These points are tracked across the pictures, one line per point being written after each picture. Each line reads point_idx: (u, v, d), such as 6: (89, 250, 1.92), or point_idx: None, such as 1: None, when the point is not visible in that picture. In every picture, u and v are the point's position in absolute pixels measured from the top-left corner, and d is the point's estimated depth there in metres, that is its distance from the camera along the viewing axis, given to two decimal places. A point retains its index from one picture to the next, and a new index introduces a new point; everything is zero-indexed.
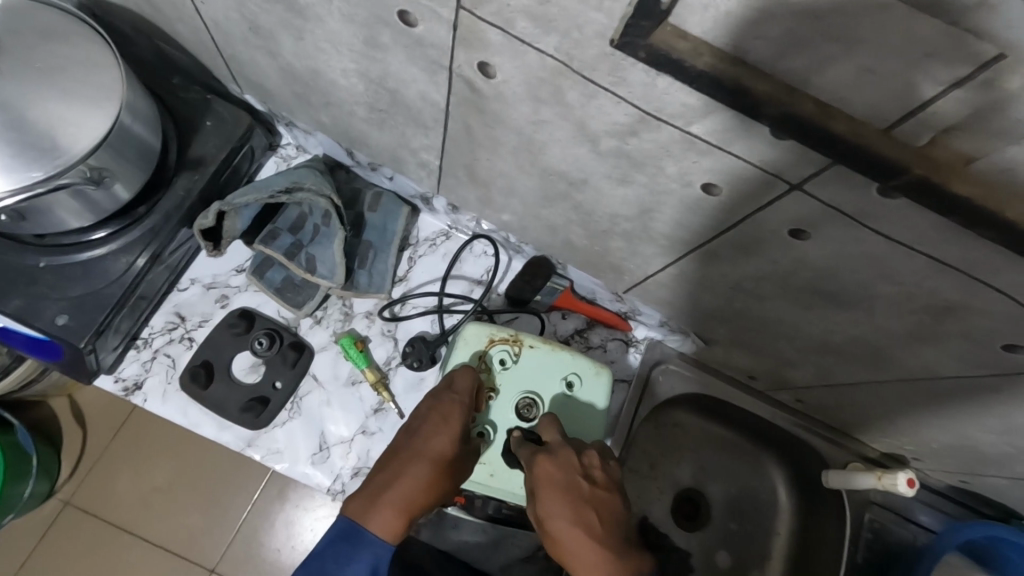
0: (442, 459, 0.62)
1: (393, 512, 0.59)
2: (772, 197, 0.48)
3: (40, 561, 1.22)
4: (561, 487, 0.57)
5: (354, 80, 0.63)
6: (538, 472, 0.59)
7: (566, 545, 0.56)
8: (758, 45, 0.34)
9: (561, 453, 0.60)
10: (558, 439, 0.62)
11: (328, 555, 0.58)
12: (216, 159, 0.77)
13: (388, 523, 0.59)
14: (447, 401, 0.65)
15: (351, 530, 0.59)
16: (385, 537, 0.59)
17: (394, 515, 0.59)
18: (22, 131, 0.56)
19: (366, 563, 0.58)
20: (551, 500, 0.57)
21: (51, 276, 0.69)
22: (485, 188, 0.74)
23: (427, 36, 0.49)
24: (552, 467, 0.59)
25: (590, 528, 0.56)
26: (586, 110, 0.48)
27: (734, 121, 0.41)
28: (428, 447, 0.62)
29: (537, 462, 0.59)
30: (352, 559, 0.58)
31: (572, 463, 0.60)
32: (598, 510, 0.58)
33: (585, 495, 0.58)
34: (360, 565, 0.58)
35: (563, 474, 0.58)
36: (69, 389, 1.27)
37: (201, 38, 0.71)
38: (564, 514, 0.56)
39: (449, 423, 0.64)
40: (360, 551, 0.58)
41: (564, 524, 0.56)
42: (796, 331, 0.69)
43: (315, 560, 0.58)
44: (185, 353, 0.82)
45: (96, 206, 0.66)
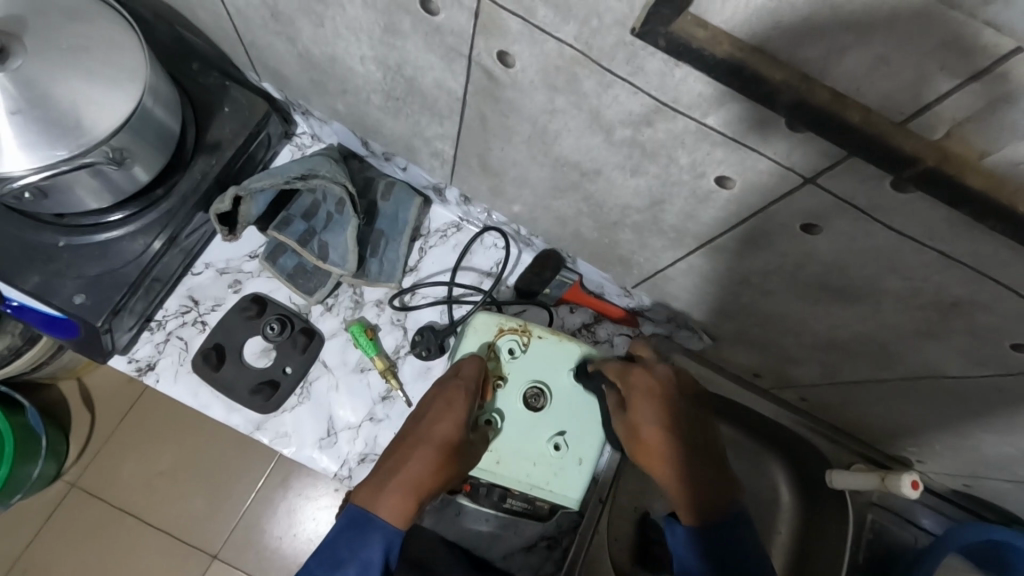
0: (447, 443, 0.64)
1: (400, 496, 0.61)
2: (784, 190, 0.48)
3: (46, 540, 1.23)
4: (656, 401, 0.65)
5: (371, 67, 0.63)
6: (637, 385, 0.66)
7: (653, 454, 0.63)
8: (776, 33, 0.35)
9: (657, 371, 0.67)
10: (652, 355, 0.68)
11: (337, 541, 0.60)
12: (233, 145, 0.78)
13: (395, 507, 0.61)
14: (452, 385, 0.66)
15: (361, 516, 0.61)
16: (394, 520, 0.61)
17: (401, 499, 0.61)
18: (48, 110, 0.57)
19: (377, 546, 0.60)
20: (644, 413, 0.64)
21: (68, 255, 0.71)
22: (497, 179, 0.75)
23: (447, 23, 0.50)
24: (650, 382, 0.66)
25: (676, 441, 0.63)
26: (601, 99, 0.49)
27: (748, 110, 0.42)
28: (434, 431, 0.64)
29: (633, 377, 0.66)
30: (360, 544, 0.60)
31: (668, 379, 0.67)
32: (691, 424, 0.65)
33: (679, 409, 0.65)
34: (371, 548, 0.59)
35: (656, 387, 0.66)
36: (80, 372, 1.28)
37: (222, 24, 0.72)
38: (657, 426, 0.63)
39: (455, 406, 0.65)
40: (371, 535, 0.60)
41: (656, 436, 0.63)
42: (802, 327, 0.70)
43: (326, 549, 0.60)
44: (198, 336, 0.83)
45: (116, 187, 0.67)
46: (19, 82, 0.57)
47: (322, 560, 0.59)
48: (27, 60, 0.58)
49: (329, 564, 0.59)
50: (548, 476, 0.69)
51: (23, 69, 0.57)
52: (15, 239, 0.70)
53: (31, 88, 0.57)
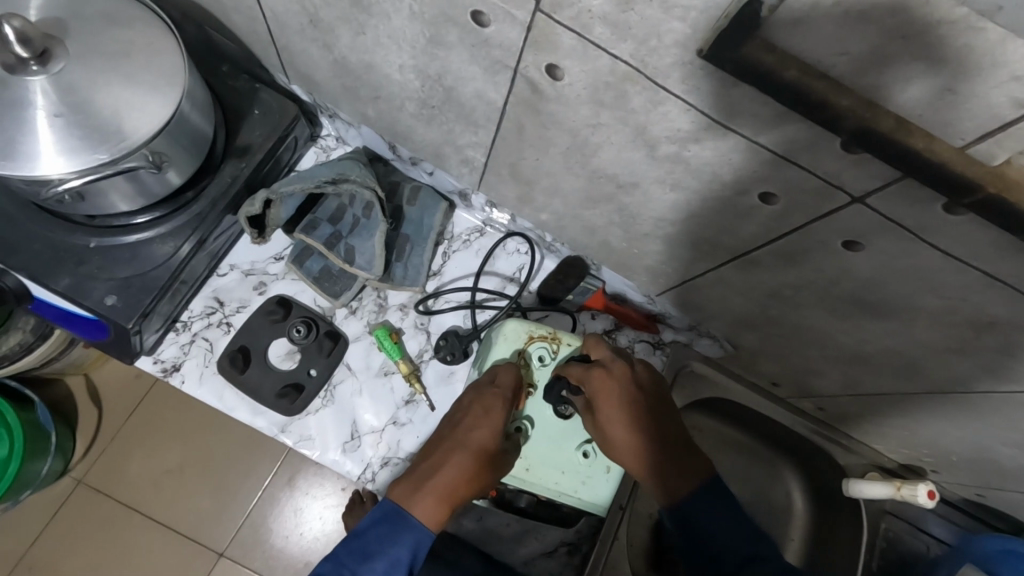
0: (484, 450, 0.64)
1: (434, 500, 0.62)
2: (829, 209, 0.49)
3: (54, 536, 1.23)
4: (619, 401, 0.64)
5: (410, 76, 0.64)
6: (597, 388, 0.65)
7: (624, 450, 0.64)
8: (841, 61, 0.35)
9: (614, 367, 0.66)
10: (613, 355, 0.67)
11: (369, 535, 0.60)
12: (263, 148, 0.78)
13: (430, 512, 0.61)
14: (489, 393, 0.66)
15: (394, 513, 0.61)
16: (430, 524, 0.61)
17: (438, 504, 0.61)
18: (89, 114, 0.57)
19: (407, 546, 0.60)
20: (609, 412, 0.64)
21: (97, 257, 0.70)
22: (527, 187, 0.75)
23: (495, 36, 0.50)
24: (609, 380, 0.65)
25: (643, 430, 0.63)
26: (649, 115, 0.49)
27: (804, 132, 0.42)
28: (471, 438, 0.65)
29: (593, 378, 0.65)
30: (392, 542, 0.59)
31: (627, 375, 0.66)
32: (652, 414, 0.65)
33: (638, 403, 0.65)
34: (402, 546, 0.59)
35: (620, 385, 0.65)
36: (87, 369, 1.28)
37: (256, 27, 0.72)
38: (623, 425, 0.63)
39: (492, 415, 0.65)
40: (402, 534, 0.60)
41: (621, 432, 0.63)
42: (829, 340, 0.70)
43: (357, 538, 0.60)
44: (223, 338, 0.83)
45: (149, 190, 0.67)
46: (61, 87, 0.57)
47: (351, 549, 0.60)
48: (69, 64, 0.58)
49: (357, 555, 0.59)
50: (577, 483, 0.70)
51: (64, 73, 0.57)
52: (46, 240, 0.70)
53: (72, 92, 0.57)
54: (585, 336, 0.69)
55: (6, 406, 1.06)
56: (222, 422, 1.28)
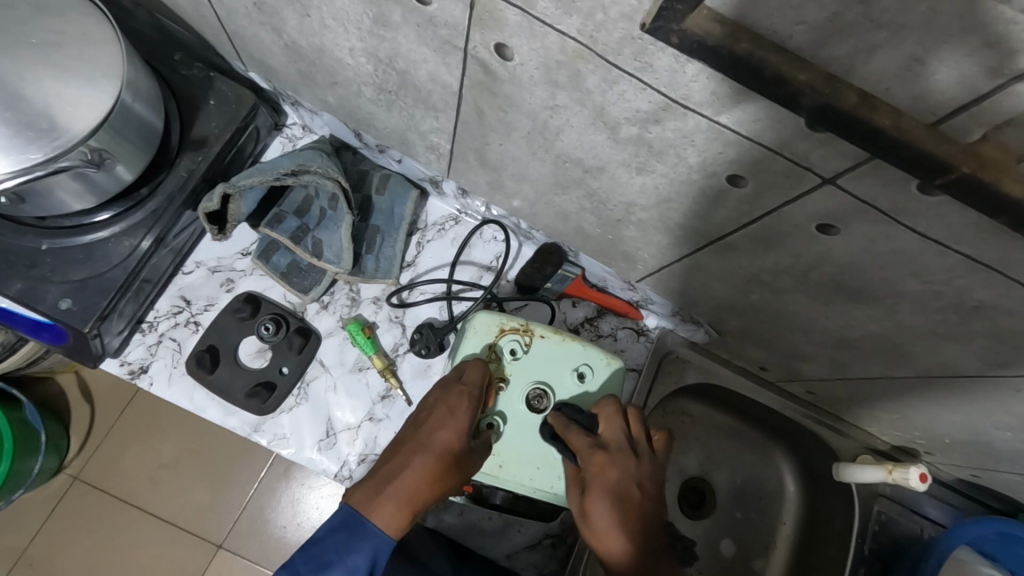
0: (448, 453, 0.63)
1: (395, 505, 0.61)
2: (801, 191, 0.46)
3: (45, 534, 1.23)
4: (610, 489, 0.61)
5: (362, 60, 0.60)
6: (593, 468, 0.62)
7: (609, 540, 0.60)
8: (798, 31, 0.32)
9: (619, 455, 0.63)
10: (622, 442, 0.64)
11: (327, 543, 0.59)
12: (220, 139, 0.75)
13: (391, 517, 0.61)
14: (455, 391, 0.64)
15: (352, 519, 0.61)
16: (391, 532, 0.61)
17: (399, 509, 0.61)
18: (20, 112, 0.54)
19: (366, 553, 0.59)
20: (599, 497, 0.61)
21: (51, 259, 0.68)
22: (495, 172, 0.72)
23: (440, 15, 0.47)
24: (608, 466, 0.62)
25: (631, 535, 0.60)
26: (606, 95, 0.46)
27: (766, 110, 0.39)
28: (435, 440, 0.63)
29: (592, 458, 0.63)
30: (349, 547, 0.59)
31: (628, 468, 0.63)
32: (647, 524, 0.61)
33: (632, 500, 0.61)
34: (360, 554, 0.59)
35: (619, 476, 0.62)
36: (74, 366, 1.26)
37: (203, 12, 0.68)
38: (610, 513, 0.61)
39: (458, 415, 0.64)
40: (359, 543, 0.60)
41: (608, 520, 0.61)
42: (813, 325, 0.68)
43: (315, 546, 0.59)
44: (191, 338, 0.81)
45: (99, 188, 0.65)
46: None
47: (308, 558, 0.59)
48: None
49: (313, 564, 0.58)
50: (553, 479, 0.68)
51: None
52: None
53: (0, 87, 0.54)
54: (604, 410, 0.66)
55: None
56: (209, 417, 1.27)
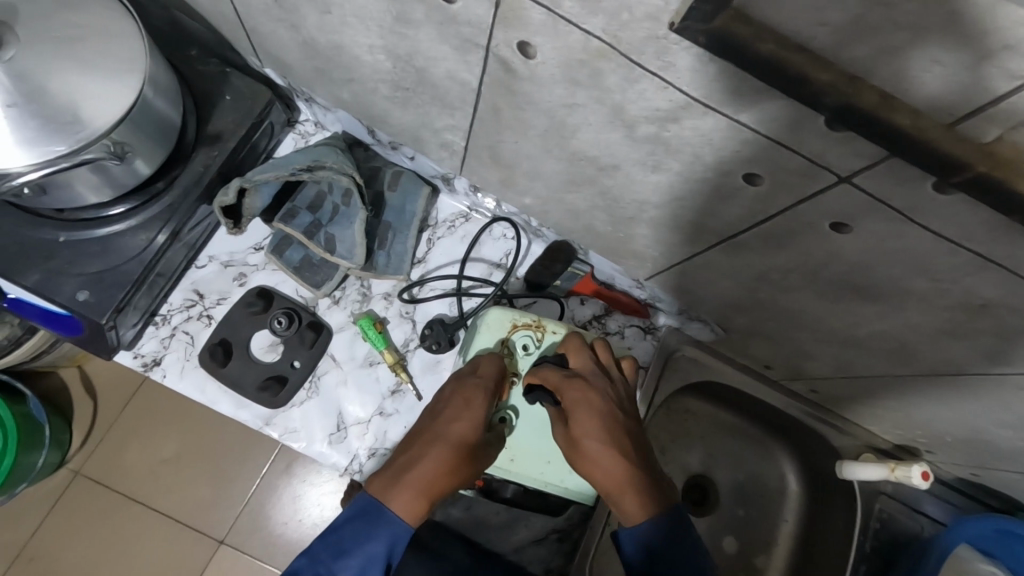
0: (463, 442, 0.63)
1: (413, 494, 0.61)
2: (816, 189, 0.47)
3: (48, 527, 1.23)
4: (596, 411, 0.62)
5: (380, 57, 0.61)
6: (573, 396, 0.63)
7: (602, 460, 0.61)
8: (821, 33, 0.33)
9: (594, 380, 0.65)
10: (593, 369, 0.66)
11: (345, 531, 0.60)
12: (235, 135, 0.75)
13: (409, 505, 0.60)
14: (470, 384, 0.66)
15: (370, 508, 0.60)
16: (407, 521, 0.60)
17: (416, 498, 0.61)
18: (45, 104, 0.55)
19: (384, 540, 0.59)
20: (587, 421, 0.62)
21: (68, 251, 0.69)
22: (508, 170, 0.73)
23: (463, 14, 0.48)
24: (588, 391, 0.63)
25: (621, 450, 0.62)
26: (626, 94, 0.47)
27: (785, 109, 0.40)
28: (451, 430, 0.63)
29: (570, 387, 0.64)
30: (367, 535, 0.59)
31: (604, 390, 0.64)
32: (632, 437, 0.64)
33: (617, 419, 0.63)
34: (378, 541, 0.59)
35: (599, 398, 0.63)
36: (79, 361, 1.27)
37: (221, 8, 0.69)
38: (600, 433, 0.61)
39: (474, 407, 0.65)
40: (377, 531, 0.59)
41: (600, 440, 0.61)
42: (820, 323, 0.69)
43: (334, 534, 0.60)
44: (204, 331, 0.81)
45: (117, 181, 0.65)
46: (14, 74, 0.54)
47: (328, 545, 0.60)
48: (21, 51, 0.55)
49: (333, 551, 0.59)
50: (564, 472, 0.69)
51: (16, 61, 0.55)
52: (15, 236, 0.68)
53: (26, 79, 0.55)
54: (566, 347, 0.68)
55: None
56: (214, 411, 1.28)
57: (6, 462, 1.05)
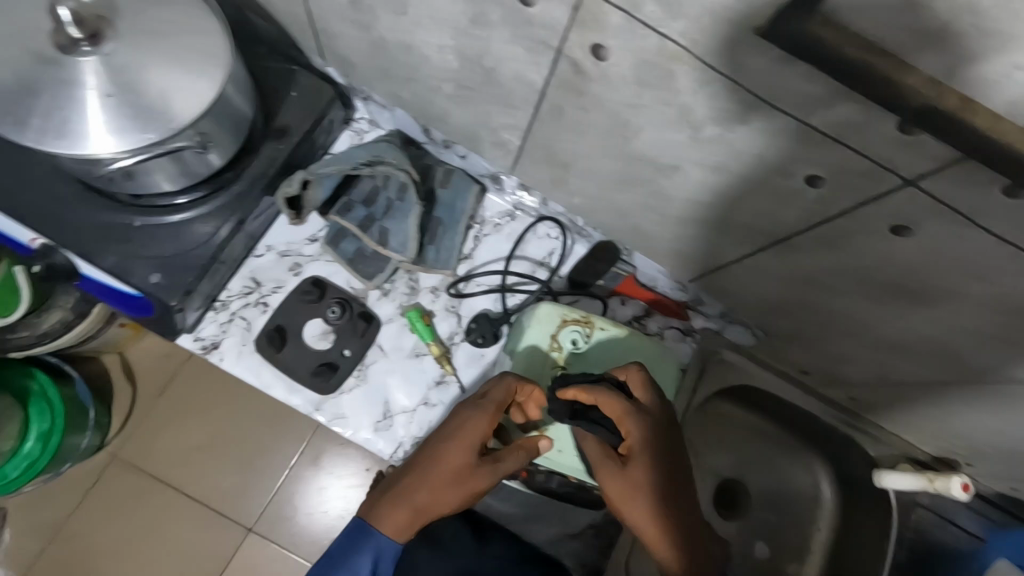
0: (456, 466, 0.63)
1: (401, 514, 0.62)
2: (879, 191, 0.48)
3: (86, 507, 1.26)
4: (660, 453, 0.61)
5: (448, 57, 0.64)
6: (642, 433, 0.61)
7: (659, 503, 0.60)
8: (905, 37, 0.35)
9: (657, 417, 0.63)
10: (658, 405, 0.64)
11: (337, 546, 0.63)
12: (300, 129, 0.79)
13: (395, 525, 0.62)
14: (471, 406, 0.65)
15: (359, 526, 0.63)
16: (395, 538, 0.63)
17: (403, 519, 0.62)
18: (139, 96, 0.58)
19: (369, 555, 0.62)
20: (645, 462, 0.61)
21: (140, 236, 0.72)
22: (561, 170, 0.75)
23: (541, 16, 0.50)
24: (654, 430, 0.62)
25: (672, 494, 0.62)
26: (695, 96, 0.49)
27: (857, 112, 0.42)
28: (446, 458, 0.63)
29: (641, 424, 0.61)
30: (356, 551, 0.62)
31: (665, 429, 0.63)
32: (683, 479, 0.63)
33: (673, 463, 0.63)
34: (364, 556, 0.62)
35: (662, 438, 0.62)
36: (121, 347, 1.31)
37: (295, 9, 0.73)
38: (662, 475, 0.61)
39: (467, 430, 0.64)
40: (366, 545, 0.62)
41: (657, 483, 0.61)
42: (867, 329, 0.69)
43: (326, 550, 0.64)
44: (260, 317, 0.84)
45: (191, 171, 0.69)
46: (112, 67, 0.58)
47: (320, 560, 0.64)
48: (119, 45, 0.59)
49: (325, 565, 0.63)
50: None
51: (115, 55, 0.58)
52: (91, 219, 0.71)
53: (123, 73, 0.58)
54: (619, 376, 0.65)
55: (46, 380, 1.10)
56: (248, 400, 1.32)
57: (53, 442, 1.09)
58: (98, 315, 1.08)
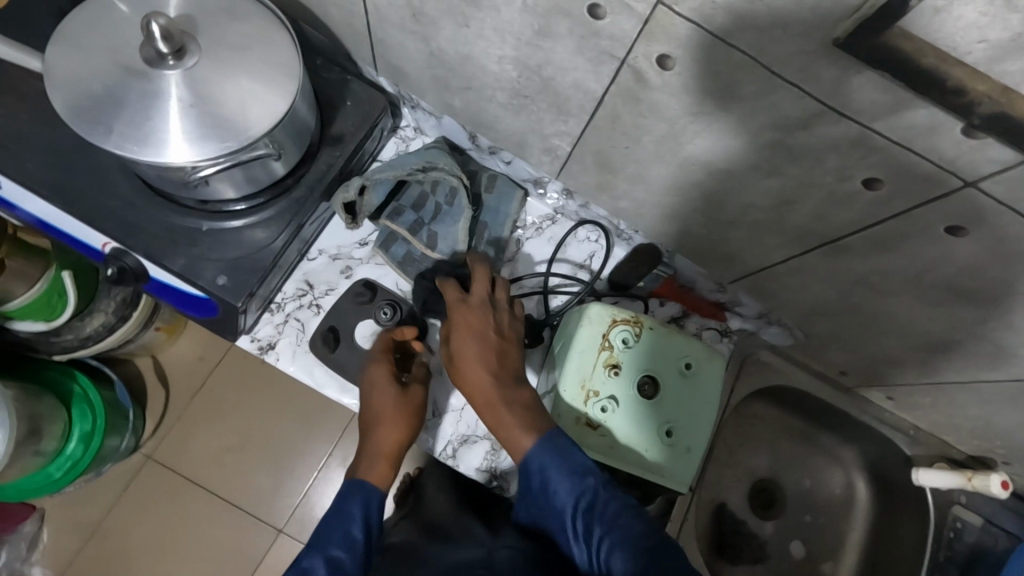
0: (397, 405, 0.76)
1: (368, 459, 0.74)
2: (938, 194, 0.50)
3: (121, 508, 1.28)
4: (467, 328, 0.72)
5: (507, 67, 0.66)
6: (458, 314, 0.73)
7: (463, 367, 0.71)
8: (980, 48, 0.37)
9: (481, 307, 0.74)
10: (484, 299, 0.75)
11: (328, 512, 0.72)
12: (355, 137, 0.82)
13: (369, 470, 0.74)
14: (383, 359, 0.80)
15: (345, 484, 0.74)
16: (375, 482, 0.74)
17: (373, 462, 0.74)
18: (220, 105, 0.61)
19: (358, 505, 0.72)
20: (467, 339, 0.71)
21: (207, 240, 0.75)
22: (609, 174, 0.77)
23: (609, 28, 0.53)
24: (469, 314, 0.73)
25: (484, 363, 0.70)
26: (758, 103, 0.51)
27: (923, 118, 0.44)
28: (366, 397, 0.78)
29: (459, 308, 0.74)
30: (342, 509, 0.71)
31: (484, 315, 0.74)
32: (500, 357, 0.72)
33: (490, 341, 0.72)
34: (352, 506, 0.71)
35: (466, 315, 0.73)
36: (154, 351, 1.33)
37: (354, 22, 0.76)
38: (469, 343, 0.71)
39: (377, 377, 0.79)
40: (350, 496, 0.72)
41: (471, 353, 0.71)
42: (913, 327, 0.71)
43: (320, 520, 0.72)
44: (314, 318, 0.87)
45: (257, 177, 0.72)
46: (195, 79, 0.61)
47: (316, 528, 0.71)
48: (201, 59, 0.62)
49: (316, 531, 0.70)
50: (659, 463, 0.73)
51: (198, 68, 0.62)
52: (159, 223, 0.74)
53: (205, 84, 0.61)
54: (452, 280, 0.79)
55: (88, 382, 1.12)
56: (279, 402, 1.35)
57: (95, 443, 1.12)
58: (144, 307, 1.11)
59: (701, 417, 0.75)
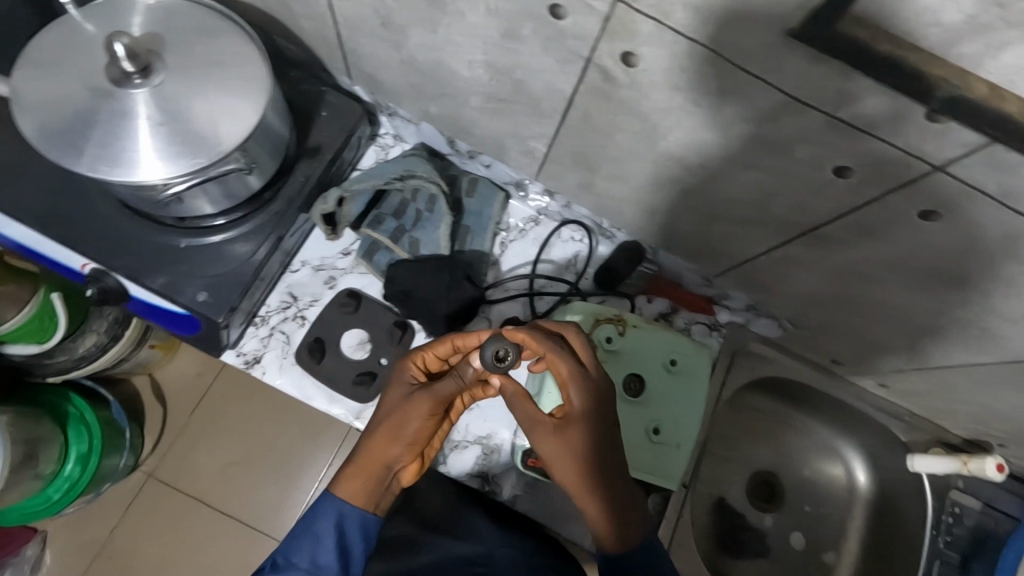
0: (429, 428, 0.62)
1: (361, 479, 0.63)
2: (909, 179, 0.50)
3: (124, 527, 1.27)
4: (587, 425, 0.57)
5: (479, 71, 0.66)
6: (572, 401, 0.57)
7: (562, 464, 0.58)
8: (931, 32, 0.37)
9: (597, 388, 0.58)
10: (596, 376, 0.58)
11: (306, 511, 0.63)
12: (332, 147, 0.82)
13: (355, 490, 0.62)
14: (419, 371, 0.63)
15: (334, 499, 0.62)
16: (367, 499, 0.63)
17: (359, 482, 0.63)
18: (189, 122, 0.61)
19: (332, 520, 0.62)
20: (575, 435, 0.57)
21: (187, 257, 0.75)
22: (589, 173, 0.77)
23: (572, 28, 0.52)
24: (589, 404, 0.57)
25: (591, 462, 0.57)
26: (725, 96, 0.51)
27: (885, 105, 0.44)
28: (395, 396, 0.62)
29: (575, 394, 0.57)
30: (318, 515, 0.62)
31: (599, 403, 0.58)
32: (608, 448, 0.59)
33: (604, 434, 0.58)
34: (326, 519, 0.62)
35: (584, 405, 0.57)
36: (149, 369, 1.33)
37: (325, 32, 0.76)
38: (577, 445, 0.57)
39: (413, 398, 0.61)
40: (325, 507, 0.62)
41: (576, 453, 0.57)
42: (900, 314, 0.71)
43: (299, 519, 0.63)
44: (299, 330, 0.87)
45: (232, 192, 0.72)
46: (162, 97, 0.61)
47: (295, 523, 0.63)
48: (168, 77, 0.62)
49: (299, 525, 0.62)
50: (650, 460, 0.73)
51: (164, 86, 0.62)
52: (138, 241, 0.74)
53: (173, 101, 0.61)
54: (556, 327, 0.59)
55: (83, 403, 1.12)
56: (273, 414, 1.34)
57: (93, 463, 1.11)
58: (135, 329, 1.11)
59: (690, 413, 0.75)
